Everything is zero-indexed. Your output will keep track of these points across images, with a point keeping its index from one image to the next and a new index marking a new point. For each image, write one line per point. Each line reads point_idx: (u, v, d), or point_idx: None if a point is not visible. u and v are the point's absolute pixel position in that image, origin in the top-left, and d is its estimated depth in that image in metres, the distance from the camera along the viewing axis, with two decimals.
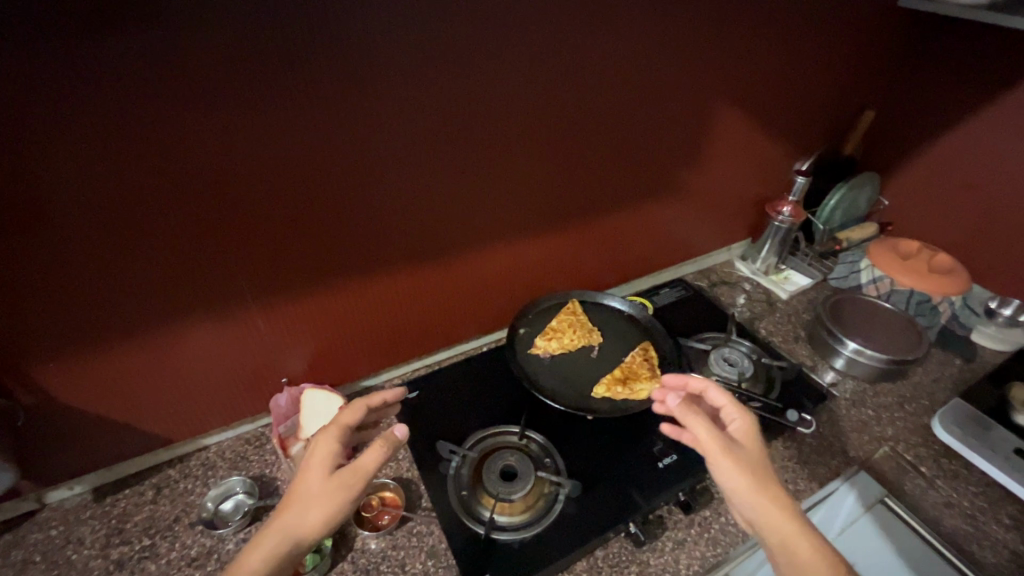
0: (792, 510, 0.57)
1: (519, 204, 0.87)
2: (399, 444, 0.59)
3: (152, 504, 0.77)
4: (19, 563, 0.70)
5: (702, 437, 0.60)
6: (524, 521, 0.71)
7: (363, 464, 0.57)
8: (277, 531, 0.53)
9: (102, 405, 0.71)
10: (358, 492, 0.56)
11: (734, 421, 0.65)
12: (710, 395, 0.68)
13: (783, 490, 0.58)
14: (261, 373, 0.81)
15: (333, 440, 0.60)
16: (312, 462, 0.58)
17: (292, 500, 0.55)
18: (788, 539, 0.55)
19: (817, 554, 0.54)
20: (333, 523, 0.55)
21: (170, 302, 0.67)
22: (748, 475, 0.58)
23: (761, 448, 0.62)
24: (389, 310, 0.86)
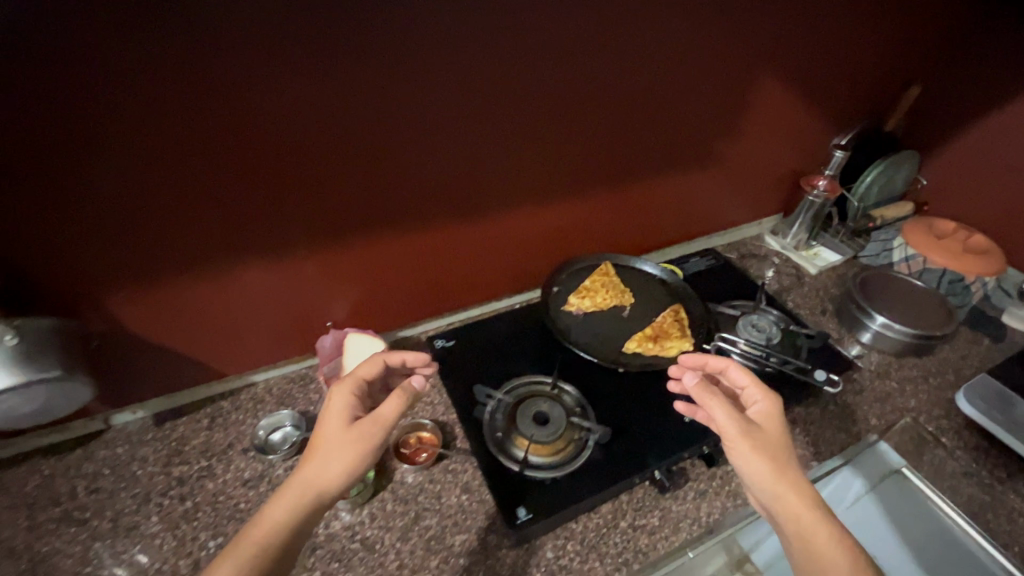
0: (811, 497, 0.58)
1: (560, 165, 0.89)
2: (417, 393, 0.62)
3: (208, 430, 0.83)
4: (91, 474, 0.77)
5: (720, 420, 0.62)
6: (555, 462, 0.74)
7: (383, 416, 0.59)
8: (301, 485, 0.55)
9: (166, 337, 0.75)
10: (378, 442, 0.58)
11: (756, 403, 0.66)
12: (731, 373, 0.70)
13: (803, 476, 0.60)
14: (306, 317, 0.85)
15: (349, 397, 0.62)
16: (331, 416, 0.60)
17: (313, 456, 0.57)
18: (806, 527, 0.56)
19: (834, 541, 0.56)
20: (353, 474, 0.56)
21: (230, 247, 0.71)
22: (767, 460, 0.60)
23: (781, 430, 0.64)
24: (429, 263, 0.89)
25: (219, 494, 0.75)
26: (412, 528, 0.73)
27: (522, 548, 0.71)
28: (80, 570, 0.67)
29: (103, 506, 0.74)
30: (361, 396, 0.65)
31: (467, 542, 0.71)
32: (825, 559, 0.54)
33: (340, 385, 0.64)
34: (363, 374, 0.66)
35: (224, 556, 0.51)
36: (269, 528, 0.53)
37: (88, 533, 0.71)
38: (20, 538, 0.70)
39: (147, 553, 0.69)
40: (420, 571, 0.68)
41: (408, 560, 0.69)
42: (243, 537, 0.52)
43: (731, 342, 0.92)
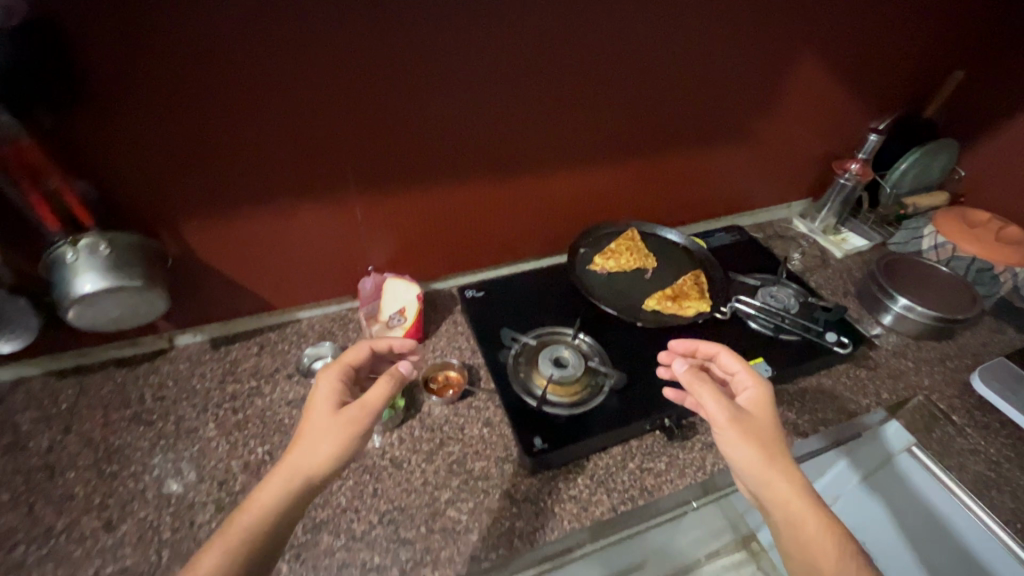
0: (799, 481, 0.62)
1: (593, 130, 0.93)
2: (403, 379, 0.66)
3: (257, 356, 0.92)
4: (157, 384, 0.86)
5: (709, 406, 0.66)
6: (571, 402, 0.80)
7: (370, 399, 0.63)
8: (291, 467, 0.59)
9: (228, 266, 0.84)
10: (364, 426, 0.62)
11: (747, 390, 0.70)
12: (722, 359, 0.75)
13: (791, 461, 0.63)
14: (349, 259, 0.92)
15: (337, 382, 0.67)
16: (319, 401, 0.65)
17: (301, 440, 0.61)
18: (793, 511, 0.60)
19: (820, 524, 0.59)
20: (341, 455, 0.60)
21: (287, 187, 0.79)
22: (755, 447, 0.63)
23: (770, 415, 0.67)
24: (465, 218, 0.95)
25: (267, 410, 0.84)
26: (436, 453, 0.80)
27: (535, 477, 0.77)
28: (147, 461, 0.77)
29: (167, 411, 0.83)
30: (348, 382, 0.69)
31: (486, 469, 0.78)
32: (812, 544, 0.58)
33: (328, 370, 0.69)
34: (348, 360, 0.71)
35: (217, 537, 0.55)
36: (259, 509, 0.57)
37: (154, 432, 0.80)
38: (98, 431, 0.80)
39: (204, 453, 0.78)
40: (440, 489, 0.75)
41: (432, 478, 0.76)
42: (236, 516, 0.57)
43: (747, 303, 0.95)
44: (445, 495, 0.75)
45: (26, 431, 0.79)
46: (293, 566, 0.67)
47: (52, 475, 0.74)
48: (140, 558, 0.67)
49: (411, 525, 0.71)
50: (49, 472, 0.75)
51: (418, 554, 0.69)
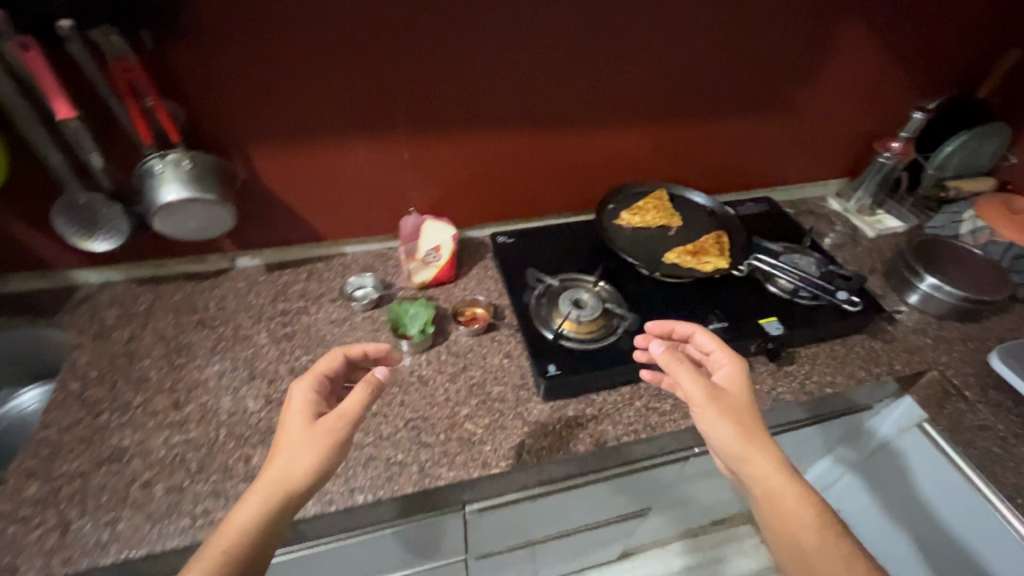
0: (775, 456, 0.65)
1: (628, 90, 0.96)
2: (381, 385, 0.66)
3: (306, 281, 1.01)
4: (220, 297, 0.97)
5: (686, 385, 0.68)
6: (586, 338, 0.85)
7: (347, 409, 0.63)
8: (272, 484, 0.58)
9: (286, 194, 0.93)
10: (342, 436, 0.62)
11: (722, 367, 0.74)
12: (698, 338, 0.78)
13: (767, 435, 0.66)
14: (393, 199, 1.00)
15: (312, 394, 0.66)
16: (294, 413, 0.64)
17: (279, 456, 0.60)
18: (772, 485, 0.63)
19: (798, 497, 0.63)
20: (322, 467, 0.60)
21: (340, 122, 0.86)
22: (732, 423, 0.66)
23: (745, 391, 0.71)
24: (501, 168, 1.01)
25: (312, 326, 0.93)
26: (459, 375, 0.87)
27: (547, 404, 0.84)
28: (209, 358, 0.88)
29: (226, 319, 0.94)
30: (322, 393, 0.69)
31: (502, 393, 0.85)
32: (791, 515, 0.62)
33: (302, 380, 0.68)
34: (322, 370, 0.70)
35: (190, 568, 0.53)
36: (235, 533, 0.55)
37: (215, 335, 0.91)
38: (169, 330, 0.91)
39: (256, 356, 0.88)
40: (460, 406, 0.83)
41: (453, 395, 0.84)
42: (209, 544, 0.55)
43: (764, 261, 0.98)
44: (464, 410, 0.82)
45: (111, 324, 0.92)
46: None
47: (131, 361, 0.86)
48: (201, 433, 0.77)
49: (432, 432, 0.79)
50: (128, 358, 0.87)
51: (437, 456, 0.77)
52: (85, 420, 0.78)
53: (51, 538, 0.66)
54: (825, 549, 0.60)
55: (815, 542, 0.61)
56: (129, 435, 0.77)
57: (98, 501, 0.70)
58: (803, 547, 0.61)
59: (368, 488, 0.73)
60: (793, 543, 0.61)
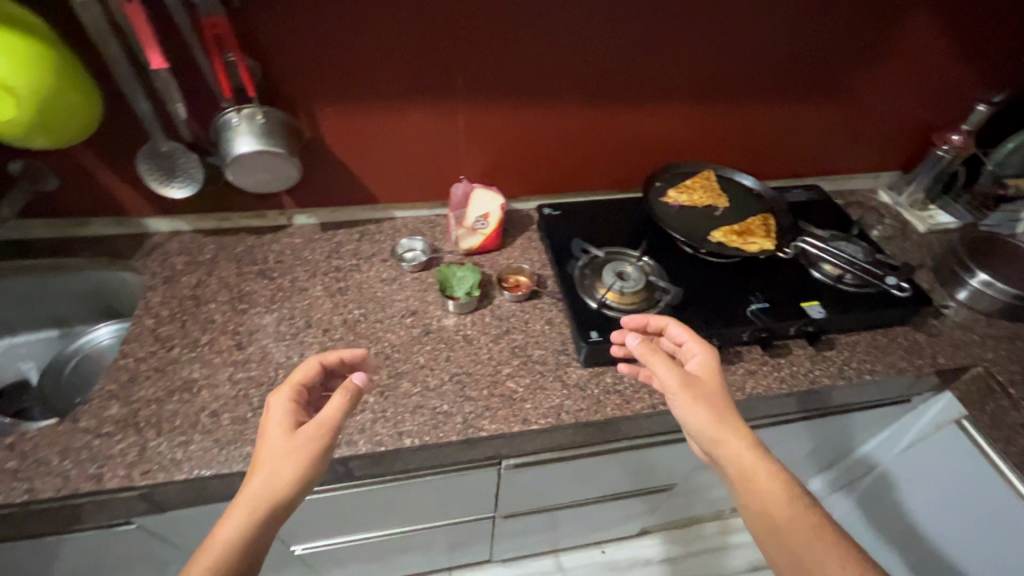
0: (749, 439, 0.66)
1: (683, 69, 0.97)
2: (359, 391, 0.66)
3: (358, 241, 1.06)
4: (279, 250, 1.03)
5: (662, 373, 0.69)
6: (629, 309, 0.87)
7: (328, 417, 0.63)
8: (254, 496, 0.58)
9: (347, 156, 0.97)
10: (323, 444, 0.62)
11: (695, 355, 0.74)
12: (670, 330, 0.78)
13: (740, 420, 0.68)
14: (445, 167, 1.04)
15: (290, 404, 0.66)
16: (273, 423, 0.64)
17: (259, 469, 0.60)
18: (747, 467, 0.65)
19: (773, 477, 0.65)
20: (305, 476, 0.60)
21: (400, 87, 0.90)
22: (706, 409, 0.68)
23: (718, 377, 0.72)
24: (550, 141, 1.03)
25: (364, 283, 0.98)
26: (501, 337, 0.91)
27: (586, 369, 0.87)
28: (268, 306, 0.93)
29: (285, 271, 0.99)
30: (299, 402, 0.68)
31: (543, 356, 0.88)
32: (768, 493, 0.64)
33: (278, 392, 0.67)
34: (298, 380, 0.69)
35: None
36: (218, 549, 0.54)
37: (274, 285, 0.96)
38: (232, 278, 0.97)
39: (312, 307, 0.93)
40: (503, 365, 0.87)
41: (496, 355, 0.88)
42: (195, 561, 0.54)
43: (813, 244, 0.98)
44: (506, 370, 0.86)
45: (180, 269, 0.98)
46: (378, 399, 0.80)
47: (199, 303, 0.93)
48: (262, 372, 0.83)
49: (475, 387, 0.83)
50: (196, 301, 0.93)
51: (480, 409, 0.81)
52: (158, 354, 0.85)
53: (132, 453, 0.72)
54: (795, 522, 0.63)
55: (787, 517, 0.63)
56: (198, 369, 0.83)
57: (171, 425, 0.76)
58: (776, 521, 0.63)
59: (415, 433, 0.77)
60: (769, 520, 0.64)
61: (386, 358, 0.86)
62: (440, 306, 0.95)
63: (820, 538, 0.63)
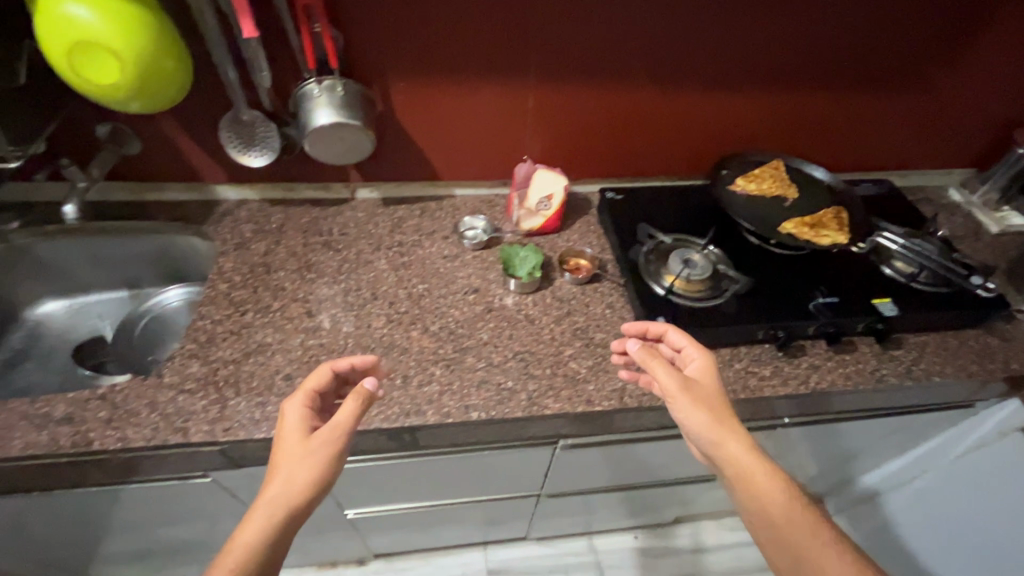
0: (747, 442, 0.66)
1: (760, 53, 0.94)
2: (370, 396, 0.66)
3: (419, 217, 1.07)
4: (343, 223, 1.05)
5: (662, 377, 0.69)
6: (697, 296, 0.87)
7: (341, 421, 0.64)
8: (272, 500, 0.59)
9: (415, 131, 0.98)
10: (336, 447, 0.63)
11: (693, 360, 0.74)
12: (670, 335, 0.77)
13: (738, 424, 0.68)
14: (510, 146, 1.03)
15: (303, 409, 0.67)
16: (289, 429, 0.65)
17: (276, 474, 0.61)
18: (745, 468, 0.65)
19: (772, 478, 0.65)
20: (320, 479, 0.62)
21: (474, 62, 0.90)
22: (704, 411, 0.67)
23: (715, 381, 0.72)
24: (616, 124, 1.02)
25: (426, 259, 0.99)
26: (562, 319, 0.91)
27: None
28: (334, 277, 0.95)
29: (349, 244, 1.01)
30: (313, 408, 0.69)
31: (605, 339, 0.88)
32: (766, 494, 0.64)
33: (292, 399, 0.69)
34: (312, 387, 0.70)
35: None
36: (240, 552, 0.57)
37: (340, 257, 0.99)
38: (299, 248, 0.99)
39: (377, 281, 0.95)
40: (565, 346, 0.87)
41: (557, 336, 0.89)
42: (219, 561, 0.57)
43: (891, 240, 0.98)
44: (569, 350, 0.87)
45: (249, 237, 1.00)
46: (444, 371, 0.82)
47: (269, 271, 0.95)
48: (332, 339, 0.85)
49: (539, 365, 0.84)
50: (266, 268, 0.96)
51: (543, 387, 0.82)
52: (233, 317, 0.88)
53: (213, 409, 0.76)
54: (792, 520, 0.63)
55: (784, 515, 0.63)
56: (271, 334, 0.86)
57: (249, 385, 0.79)
58: (774, 521, 0.63)
59: (481, 407, 0.78)
60: (767, 521, 0.64)
61: (451, 333, 0.88)
62: (501, 285, 0.96)
63: (816, 537, 0.63)
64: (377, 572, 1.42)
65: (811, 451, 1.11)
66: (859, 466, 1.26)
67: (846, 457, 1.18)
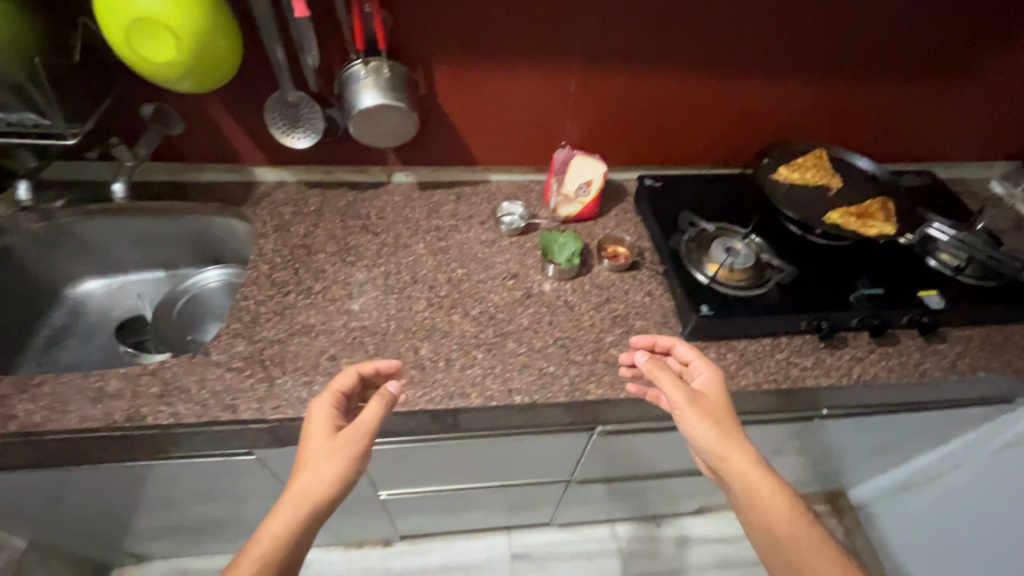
0: (752, 457, 0.66)
1: (808, 39, 0.92)
2: (393, 397, 0.67)
3: (456, 201, 1.07)
4: (380, 206, 1.05)
5: (669, 391, 0.69)
6: (741, 286, 0.87)
7: (366, 421, 0.65)
8: (297, 497, 0.60)
9: (454, 114, 0.98)
10: (359, 448, 0.63)
11: (701, 374, 0.74)
12: (677, 350, 0.77)
13: (745, 439, 0.67)
14: (548, 131, 1.03)
15: (331, 408, 0.67)
16: (314, 428, 0.66)
17: (302, 471, 0.62)
18: (749, 483, 0.65)
19: (777, 494, 0.65)
20: (346, 478, 0.62)
21: (519, 45, 0.89)
22: (711, 425, 0.67)
23: (723, 396, 0.71)
24: (656, 110, 1.01)
25: (464, 244, 0.99)
26: (601, 306, 0.91)
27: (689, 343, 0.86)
28: (374, 260, 0.95)
29: (387, 228, 1.01)
30: (340, 408, 0.70)
31: (645, 327, 0.88)
32: (770, 509, 0.64)
33: (320, 399, 0.69)
34: (338, 387, 0.70)
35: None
36: (264, 548, 0.57)
37: (378, 240, 0.99)
38: (338, 231, 1.00)
39: (416, 264, 0.95)
40: (605, 332, 0.87)
41: (598, 322, 0.88)
42: (245, 556, 0.57)
43: (941, 232, 0.96)
44: (609, 337, 0.86)
45: (288, 219, 1.01)
46: (487, 355, 0.83)
47: (309, 253, 0.96)
48: (375, 321, 0.86)
49: (580, 351, 0.84)
50: (307, 250, 0.96)
51: (585, 373, 0.82)
52: (276, 298, 0.88)
53: (261, 388, 0.77)
54: (797, 536, 0.63)
55: (788, 531, 0.63)
56: (314, 315, 0.86)
57: (295, 364, 0.80)
58: (779, 536, 0.63)
59: (524, 391, 0.79)
60: (771, 535, 0.64)
61: (491, 318, 0.88)
62: (539, 271, 0.96)
63: (822, 554, 0.62)
64: (403, 554, 1.44)
65: (843, 444, 1.11)
66: (888, 459, 1.26)
67: (876, 451, 1.18)
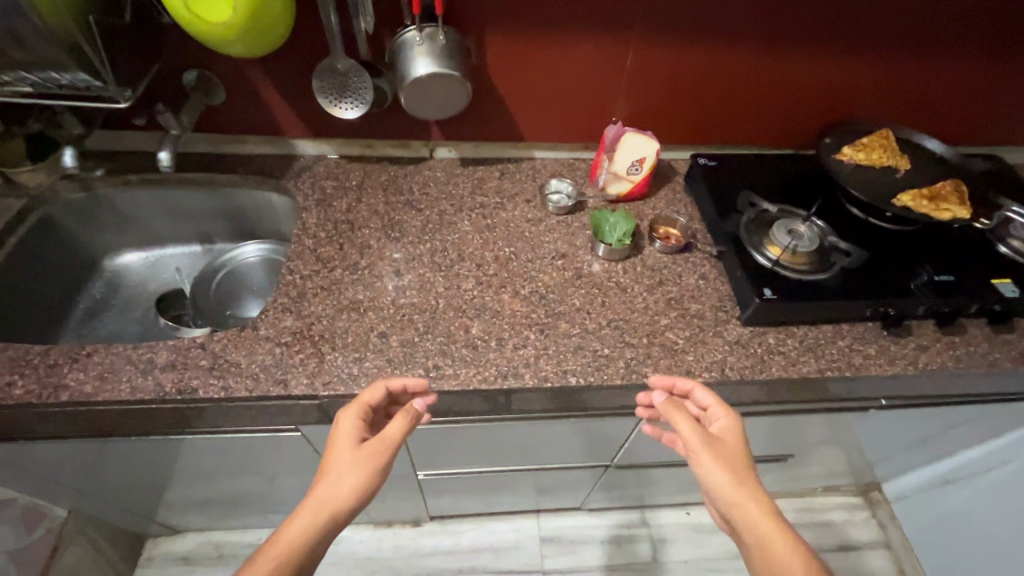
0: (768, 507, 0.63)
1: (882, 8, 0.87)
2: (419, 415, 0.67)
3: (500, 178, 1.04)
4: (423, 181, 1.02)
5: (683, 432, 0.66)
6: (805, 269, 0.84)
7: (389, 436, 0.64)
8: (310, 508, 0.60)
9: (503, 85, 0.94)
10: (375, 469, 0.63)
11: (718, 420, 0.71)
12: (696, 394, 0.73)
13: (762, 486, 0.64)
14: (598, 106, 0.99)
15: (357, 421, 0.66)
16: (335, 443, 0.65)
17: (325, 477, 0.62)
18: (763, 532, 0.61)
19: (794, 551, 0.60)
20: (367, 488, 0.62)
21: (576, 11, 0.85)
22: (726, 470, 0.64)
23: (740, 444, 0.68)
24: (713, 84, 0.96)
25: (510, 222, 0.96)
26: (654, 288, 0.88)
27: (747, 328, 0.83)
28: (418, 237, 0.93)
29: (431, 204, 0.98)
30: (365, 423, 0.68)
31: (701, 310, 0.85)
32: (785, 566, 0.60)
33: (346, 410, 0.68)
34: (366, 400, 0.69)
35: None
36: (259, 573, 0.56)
37: (422, 217, 0.96)
38: (381, 206, 0.97)
39: (462, 242, 0.93)
40: (660, 315, 0.84)
41: (652, 305, 0.85)
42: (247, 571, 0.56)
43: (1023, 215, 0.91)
44: (664, 320, 0.83)
45: (330, 192, 0.98)
46: (540, 336, 0.80)
47: (352, 228, 0.93)
48: (423, 299, 0.84)
49: (634, 334, 0.82)
50: (350, 225, 0.94)
51: (641, 356, 0.79)
52: (322, 273, 0.86)
53: (311, 363, 0.75)
54: None
55: None
56: (362, 291, 0.84)
57: (344, 340, 0.78)
58: None
59: (580, 372, 0.77)
60: None
61: (542, 299, 0.85)
62: (589, 251, 0.93)
63: None
64: (432, 533, 1.44)
65: (891, 436, 1.07)
66: (929, 453, 1.23)
67: (922, 444, 1.15)
